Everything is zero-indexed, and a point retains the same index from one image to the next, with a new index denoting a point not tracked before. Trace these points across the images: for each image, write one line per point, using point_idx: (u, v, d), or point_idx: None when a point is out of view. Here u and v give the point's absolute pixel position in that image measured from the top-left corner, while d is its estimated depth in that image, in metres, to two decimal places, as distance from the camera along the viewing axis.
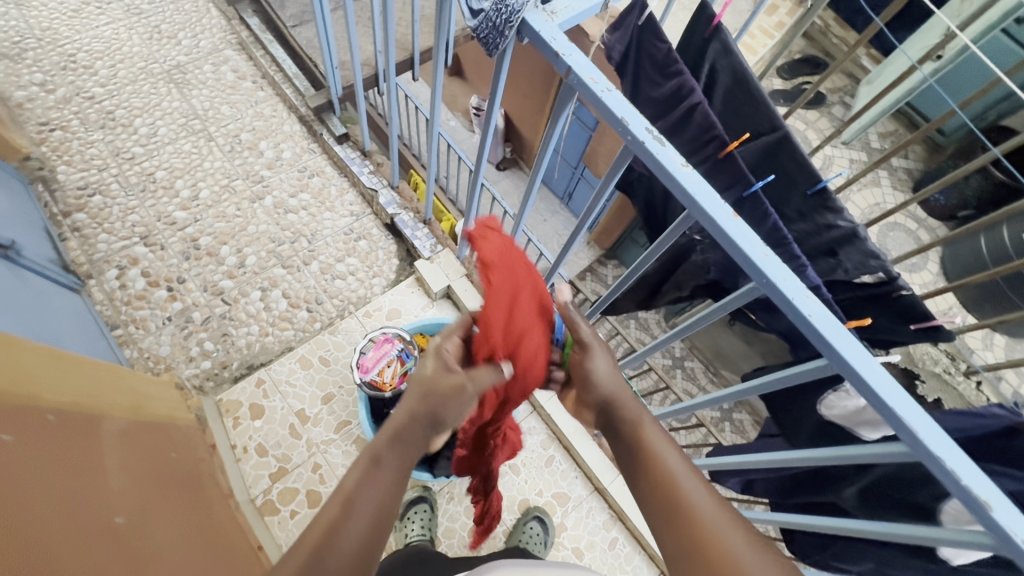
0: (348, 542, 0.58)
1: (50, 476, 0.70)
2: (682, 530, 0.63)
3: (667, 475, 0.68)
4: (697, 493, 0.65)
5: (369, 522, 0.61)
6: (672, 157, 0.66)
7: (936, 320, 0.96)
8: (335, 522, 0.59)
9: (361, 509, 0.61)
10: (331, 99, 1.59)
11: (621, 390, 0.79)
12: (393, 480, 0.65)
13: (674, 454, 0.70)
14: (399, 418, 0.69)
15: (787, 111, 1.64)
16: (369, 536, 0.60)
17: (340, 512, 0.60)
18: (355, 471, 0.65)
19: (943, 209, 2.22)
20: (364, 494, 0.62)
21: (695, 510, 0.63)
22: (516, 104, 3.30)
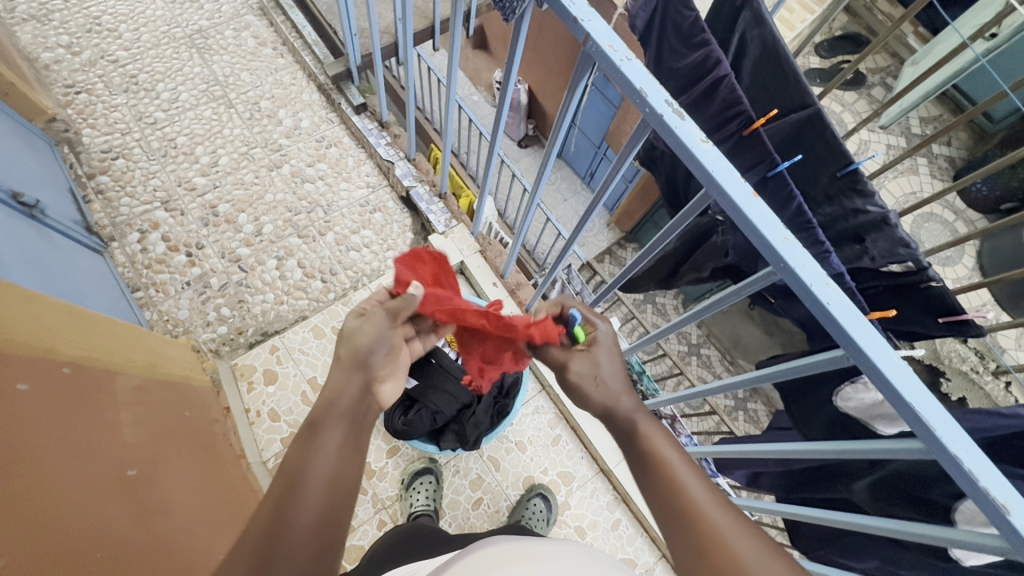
0: (297, 514, 0.55)
1: (65, 427, 0.73)
2: (690, 537, 0.59)
3: (671, 480, 0.63)
4: (700, 495, 0.61)
5: (320, 494, 0.57)
6: (691, 131, 0.62)
7: (967, 315, 0.90)
8: (280, 501, 0.56)
9: (310, 479, 0.57)
10: (350, 67, 1.56)
11: (623, 391, 0.72)
12: (341, 447, 0.61)
13: (677, 454, 0.66)
14: (335, 381, 0.65)
15: (822, 91, 1.55)
16: (322, 503, 0.57)
17: (286, 487, 0.57)
18: (295, 442, 0.61)
19: (985, 200, 2.11)
20: (309, 467, 0.58)
21: (700, 513, 0.60)
22: (540, 79, 3.23)
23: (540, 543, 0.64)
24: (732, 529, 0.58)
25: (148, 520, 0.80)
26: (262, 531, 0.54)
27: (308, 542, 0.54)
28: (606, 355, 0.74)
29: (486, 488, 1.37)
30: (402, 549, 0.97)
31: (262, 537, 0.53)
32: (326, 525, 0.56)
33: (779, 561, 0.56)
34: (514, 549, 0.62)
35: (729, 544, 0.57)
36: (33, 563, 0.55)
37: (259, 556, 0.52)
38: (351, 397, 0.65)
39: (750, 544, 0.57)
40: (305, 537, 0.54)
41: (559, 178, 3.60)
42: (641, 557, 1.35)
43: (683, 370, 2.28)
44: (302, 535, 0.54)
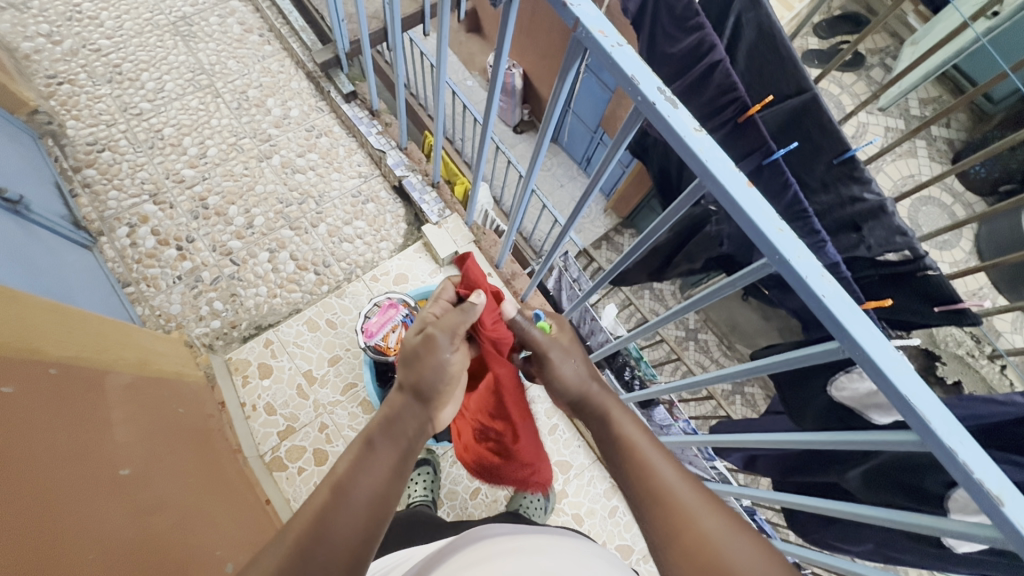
0: (338, 525, 0.54)
1: (54, 428, 0.72)
2: (660, 517, 0.59)
3: (638, 461, 0.64)
4: (668, 476, 0.62)
5: (363, 509, 0.57)
6: (685, 120, 0.61)
7: (963, 303, 0.90)
8: (325, 507, 0.55)
9: (353, 492, 0.57)
10: (338, 54, 1.52)
11: (596, 379, 0.73)
12: (388, 466, 0.61)
13: (643, 435, 0.66)
14: (393, 402, 0.66)
15: (820, 73, 1.51)
16: (364, 516, 0.56)
17: (330, 497, 0.56)
18: (349, 453, 0.61)
19: (984, 182, 2.10)
20: (356, 480, 0.58)
21: (669, 494, 0.60)
22: (535, 62, 3.17)
23: (529, 531, 0.66)
24: (699, 508, 0.58)
25: (142, 519, 0.80)
26: (298, 540, 0.53)
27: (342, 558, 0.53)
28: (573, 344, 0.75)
29: (484, 478, 1.38)
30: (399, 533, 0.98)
31: (301, 544, 0.53)
32: (362, 542, 0.55)
33: (744, 533, 0.57)
34: (504, 535, 0.65)
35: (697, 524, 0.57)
36: (21, 564, 0.54)
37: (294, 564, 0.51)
38: (413, 424, 0.65)
39: (716, 520, 0.57)
40: (343, 549, 0.54)
41: (555, 164, 3.56)
42: (639, 543, 1.36)
43: (681, 355, 2.28)
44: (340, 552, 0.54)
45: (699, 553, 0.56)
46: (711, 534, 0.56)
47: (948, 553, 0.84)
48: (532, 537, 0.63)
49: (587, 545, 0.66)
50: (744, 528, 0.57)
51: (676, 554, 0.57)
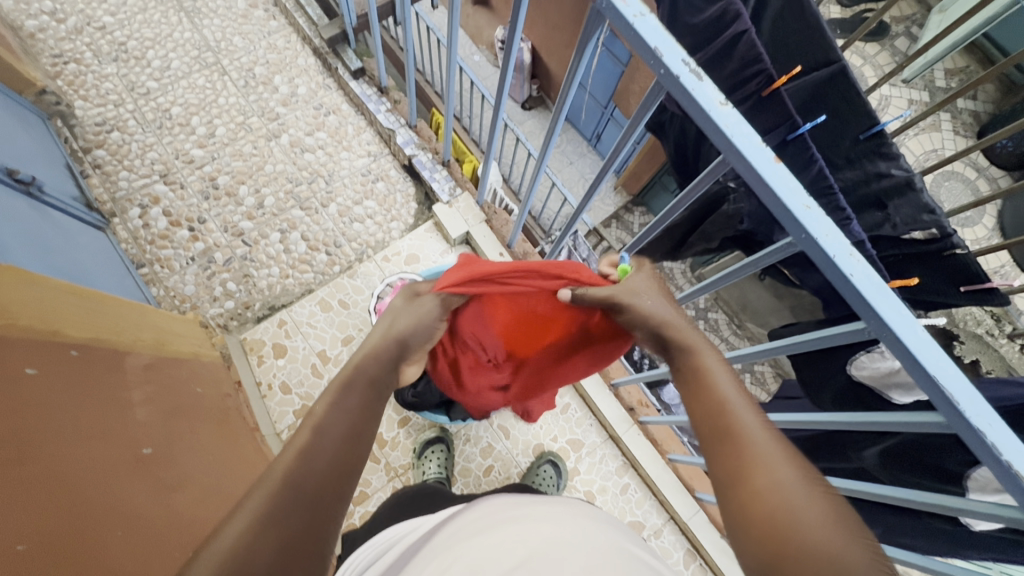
0: (316, 459, 0.53)
1: (78, 410, 0.73)
2: (727, 455, 0.56)
3: (719, 404, 0.60)
4: (746, 424, 0.58)
5: (339, 445, 0.55)
6: (710, 94, 0.58)
7: (991, 283, 0.87)
8: (306, 445, 0.53)
9: (331, 431, 0.56)
10: (345, 28, 1.48)
11: (683, 326, 0.72)
12: (362, 406, 0.62)
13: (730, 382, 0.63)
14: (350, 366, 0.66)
15: (842, 44, 1.42)
16: (335, 458, 0.54)
17: (311, 434, 0.55)
18: (325, 398, 0.60)
19: (1009, 156, 2.03)
20: (333, 416, 0.58)
21: (740, 439, 0.56)
22: (544, 36, 3.09)
23: (533, 498, 0.67)
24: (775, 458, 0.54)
25: (163, 495, 0.81)
26: (290, 472, 0.51)
27: (327, 489, 0.51)
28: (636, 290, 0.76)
29: (497, 456, 1.39)
30: (416, 501, 1.00)
31: (287, 479, 0.50)
32: (341, 474, 0.54)
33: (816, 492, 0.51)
34: (509, 502, 0.66)
35: (760, 475, 0.53)
36: (45, 549, 0.55)
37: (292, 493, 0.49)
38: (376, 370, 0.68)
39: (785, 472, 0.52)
40: (326, 478, 0.52)
41: (565, 141, 3.50)
42: (650, 520, 1.37)
43: None
44: (319, 481, 0.51)
45: (761, 500, 0.51)
46: (779, 482, 0.51)
47: (965, 533, 0.84)
48: (537, 503, 0.65)
49: (585, 507, 0.67)
50: (817, 484, 0.51)
51: (741, 499, 0.53)
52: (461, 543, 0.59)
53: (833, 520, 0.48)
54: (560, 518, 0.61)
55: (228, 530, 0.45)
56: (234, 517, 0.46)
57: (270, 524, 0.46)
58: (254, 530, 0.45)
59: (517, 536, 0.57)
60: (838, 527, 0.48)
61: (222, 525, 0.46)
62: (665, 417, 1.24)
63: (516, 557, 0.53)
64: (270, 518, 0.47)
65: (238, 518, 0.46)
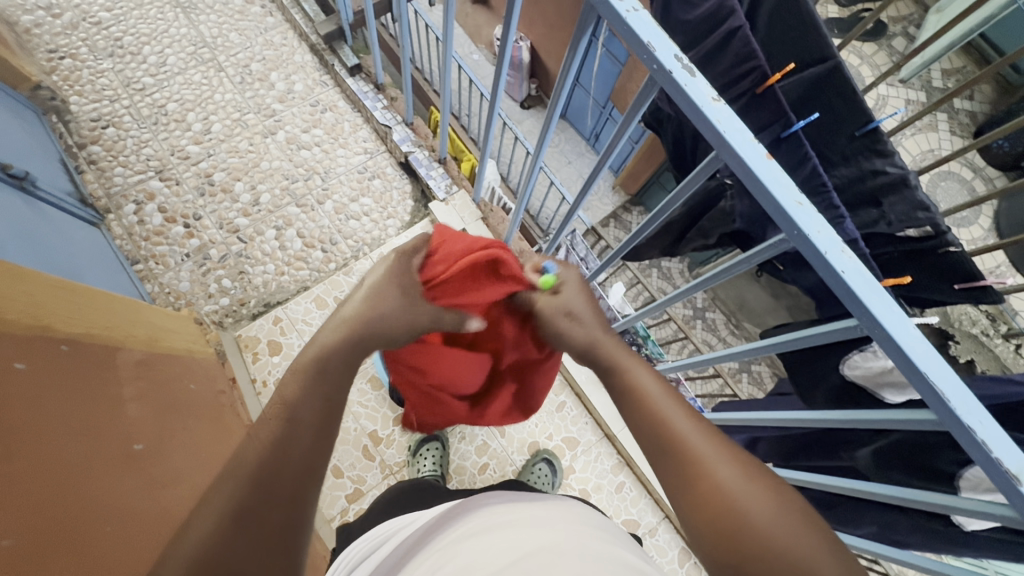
0: (280, 450, 0.54)
1: (68, 406, 0.73)
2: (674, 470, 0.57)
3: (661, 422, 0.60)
4: (685, 429, 0.58)
5: (307, 434, 0.56)
6: (703, 90, 0.58)
7: (986, 279, 0.88)
8: (275, 436, 0.55)
9: (301, 420, 0.57)
10: (341, 25, 1.48)
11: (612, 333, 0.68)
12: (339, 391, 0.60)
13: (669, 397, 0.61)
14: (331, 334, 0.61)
15: (840, 44, 1.42)
16: (295, 451, 0.55)
17: (279, 423, 0.56)
18: (294, 383, 0.59)
19: (1005, 156, 2.04)
20: (304, 401, 0.58)
21: (683, 446, 0.57)
22: (543, 35, 3.08)
23: (525, 500, 0.67)
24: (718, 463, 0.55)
25: (155, 491, 0.81)
26: (250, 467, 0.53)
27: (289, 484, 0.54)
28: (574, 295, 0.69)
29: (492, 453, 1.39)
30: (409, 496, 1.00)
31: (246, 483, 0.52)
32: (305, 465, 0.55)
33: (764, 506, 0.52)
34: (504, 503, 0.66)
35: (709, 476, 0.54)
36: (29, 547, 0.54)
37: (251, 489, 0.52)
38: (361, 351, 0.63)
39: (729, 470, 0.54)
40: (290, 468, 0.54)
41: (563, 140, 3.49)
42: (645, 518, 1.37)
43: (688, 334, 2.27)
44: (281, 475, 0.53)
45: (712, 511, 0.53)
46: (721, 499, 0.53)
47: (958, 532, 0.84)
48: (532, 506, 0.64)
49: (573, 508, 0.67)
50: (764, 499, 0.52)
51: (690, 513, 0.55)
52: (455, 543, 0.59)
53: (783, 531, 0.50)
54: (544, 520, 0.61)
55: (186, 535, 0.49)
56: (197, 513, 0.51)
57: (232, 525, 0.50)
58: (209, 528, 0.49)
59: (512, 538, 0.56)
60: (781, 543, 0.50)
61: (185, 522, 0.50)
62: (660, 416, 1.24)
63: (510, 557, 0.53)
64: (231, 515, 0.50)
65: (199, 522, 0.50)
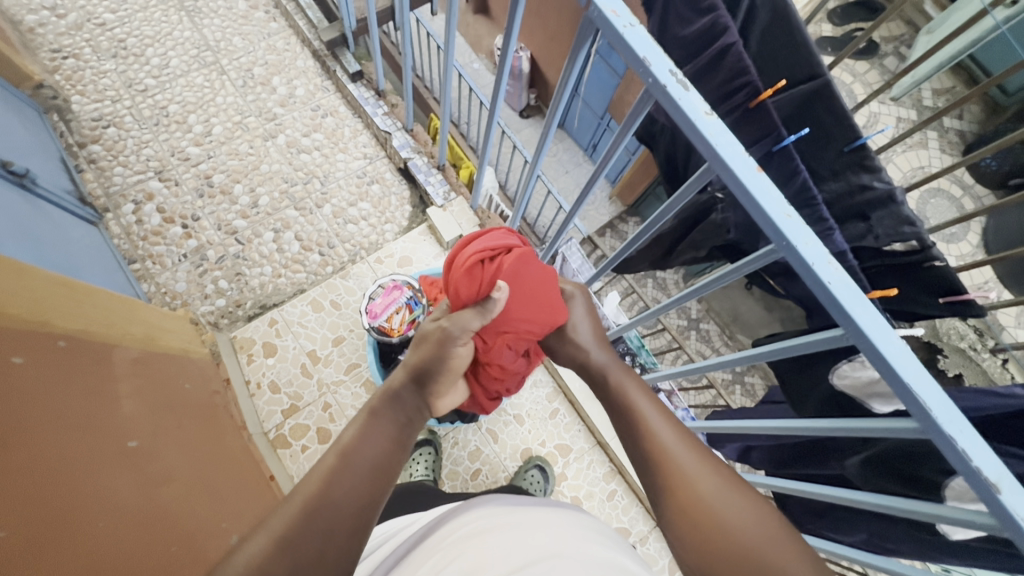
0: (339, 488, 0.54)
1: (62, 401, 0.73)
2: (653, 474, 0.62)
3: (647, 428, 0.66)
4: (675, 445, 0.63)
5: (366, 478, 0.57)
6: (695, 104, 0.60)
7: (969, 295, 0.90)
8: (333, 469, 0.56)
9: (361, 461, 0.58)
10: (345, 32, 1.50)
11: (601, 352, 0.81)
12: (391, 438, 0.62)
13: (654, 409, 0.68)
14: (376, 398, 0.66)
15: (832, 62, 1.42)
16: (364, 497, 0.55)
17: (337, 460, 0.57)
18: (356, 425, 0.62)
19: (993, 174, 2.08)
20: (363, 446, 0.59)
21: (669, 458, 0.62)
22: (543, 46, 3.12)
23: (525, 504, 0.68)
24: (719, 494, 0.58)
25: (148, 489, 0.81)
26: (308, 500, 0.52)
27: (346, 526, 0.53)
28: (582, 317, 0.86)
29: (484, 459, 1.39)
30: (408, 498, 1.00)
31: (302, 517, 0.51)
32: (363, 508, 0.55)
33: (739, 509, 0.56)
34: (508, 507, 0.67)
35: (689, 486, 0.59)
36: (23, 540, 0.54)
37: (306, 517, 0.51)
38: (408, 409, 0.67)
39: (732, 502, 0.57)
40: (346, 512, 0.53)
41: (561, 150, 3.53)
42: (636, 527, 1.38)
43: (681, 345, 2.28)
44: (343, 515, 0.53)
45: (688, 511, 0.57)
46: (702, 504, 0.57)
47: (944, 543, 0.85)
48: (534, 510, 0.65)
49: (579, 515, 0.67)
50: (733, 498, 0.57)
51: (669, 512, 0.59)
52: (458, 545, 0.59)
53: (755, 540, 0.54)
54: (557, 526, 0.62)
55: (242, 551, 0.48)
56: (255, 536, 0.49)
57: (291, 556, 0.49)
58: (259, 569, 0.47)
59: (516, 544, 0.57)
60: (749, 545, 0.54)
61: (234, 549, 0.48)
62: None
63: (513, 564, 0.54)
64: (289, 540, 0.49)
65: (255, 541, 0.49)
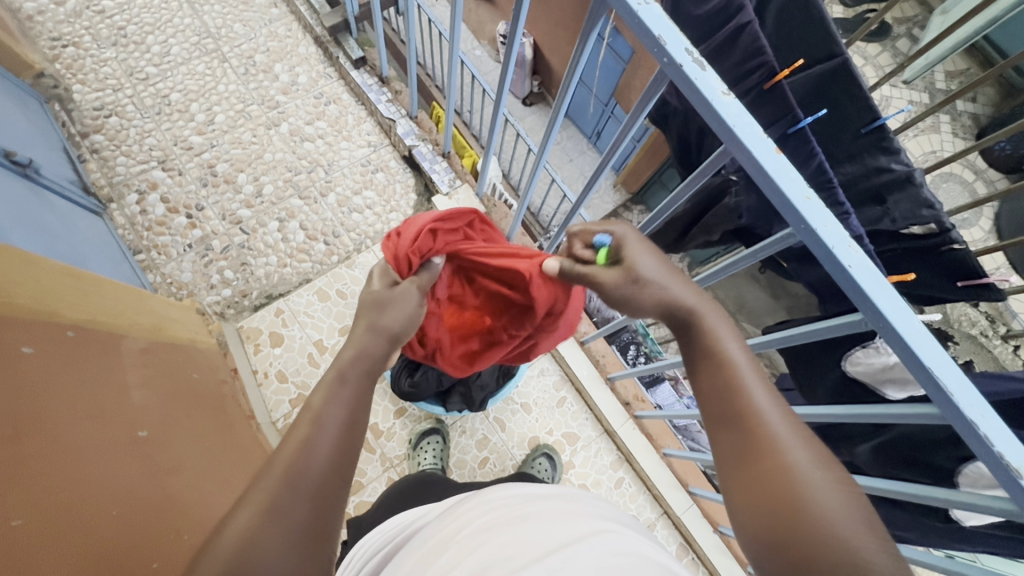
0: (314, 457, 0.53)
1: (74, 390, 0.73)
2: (741, 438, 0.56)
3: (732, 386, 0.59)
4: (767, 411, 0.56)
5: (337, 440, 0.56)
6: (713, 84, 0.58)
7: (987, 278, 0.87)
8: (307, 438, 0.55)
9: (329, 423, 0.57)
10: (347, 18, 1.48)
11: (687, 289, 0.67)
12: (355, 396, 0.62)
13: (747, 364, 0.61)
14: (339, 359, 0.66)
15: (844, 43, 1.38)
16: (337, 459, 0.55)
17: (310, 428, 0.56)
18: (321, 392, 0.61)
19: (1007, 158, 2.05)
20: (331, 409, 0.59)
21: (758, 422, 0.56)
22: (547, 31, 3.08)
23: (535, 493, 0.66)
24: (808, 465, 0.52)
25: (159, 478, 0.81)
26: (288, 466, 0.52)
27: (327, 487, 0.53)
28: (641, 253, 0.69)
29: (492, 447, 1.39)
30: (419, 489, 1.00)
31: (282, 483, 0.50)
32: (339, 467, 0.55)
33: (835, 478, 0.51)
34: (519, 495, 0.66)
35: (778, 455, 0.53)
36: (37, 529, 0.54)
37: (287, 482, 0.51)
38: (367, 360, 0.67)
39: (825, 478, 0.51)
40: (323, 477, 0.53)
41: (565, 137, 3.49)
42: (644, 514, 1.38)
43: None
44: (317, 479, 0.52)
45: (778, 483, 0.52)
46: (791, 475, 0.52)
47: (957, 528, 0.85)
48: (548, 499, 0.64)
49: (581, 499, 0.66)
50: (831, 470, 0.52)
51: (752, 480, 0.54)
52: (473, 536, 0.58)
53: (846, 514, 0.48)
54: (566, 513, 0.61)
55: (234, 522, 0.47)
56: (240, 510, 0.48)
57: (271, 522, 0.48)
58: (248, 536, 0.46)
59: (531, 535, 0.56)
60: (854, 520, 0.48)
61: (224, 523, 0.47)
62: (661, 411, 1.25)
63: (531, 555, 0.53)
64: (273, 506, 0.49)
65: (244, 513, 0.48)
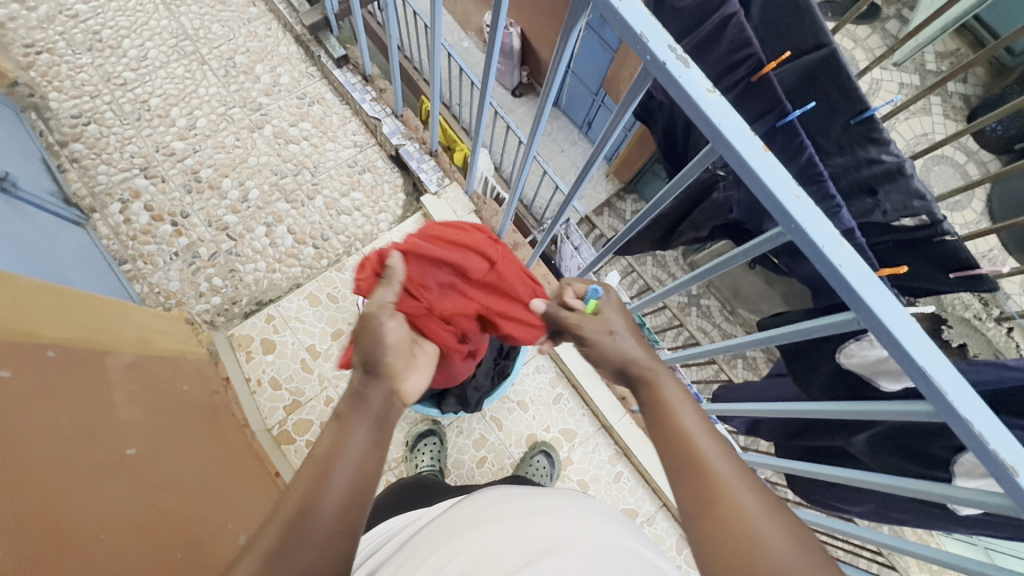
0: (325, 498, 0.52)
1: (56, 412, 0.72)
2: (694, 486, 0.56)
3: (680, 434, 0.60)
4: (716, 458, 0.57)
5: (350, 486, 0.54)
6: (697, 81, 0.57)
7: (980, 268, 0.88)
8: (314, 482, 0.53)
9: (338, 468, 0.55)
10: (327, 16, 1.45)
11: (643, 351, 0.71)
12: (375, 432, 0.60)
13: (693, 417, 0.62)
14: (344, 400, 0.62)
15: (833, 27, 1.35)
16: (347, 502, 0.54)
17: (314, 475, 0.54)
18: (329, 431, 0.59)
19: (998, 140, 2.04)
20: (345, 452, 0.56)
21: (709, 468, 0.56)
22: (533, 21, 3.04)
23: (533, 490, 0.66)
24: (758, 508, 0.52)
25: (151, 496, 0.81)
26: (291, 513, 0.51)
27: (336, 532, 0.52)
28: (611, 313, 0.75)
29: (490, 447, 1.39)
30: (414, 492, 1.00)
31: (287, 530, 0.50)
32: (353, 509, 0.54)
33: (784, 519, 0.52)
34: (510, 494, 0.65)
35: (730, 499, 0.53)
36: (26, 561, 0.53)
37: (287, 536, 0.49)
38: (379, 400, 0.63)
39: (774, 519, 0.51)
40: (332, 521, 0.52)
41: (556, 128, 3.46)
42: (643, 507, 1.39)
43: (682, 322, 2.22)
44: (327, 525, 0.51)
45: (733, 528, 0.51)
46: (745, 518, 0.51)
47: (951, 515, 0.85)
48: (543, 496, 0.64)
49: (582, 498, 0.65)
50: (781, 511, 0.52)
51: (705, 526, 0.53)
52: (460, 535, 0.58)
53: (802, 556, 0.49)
54: (559, 509, 0.61)
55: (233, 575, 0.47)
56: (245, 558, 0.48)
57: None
58: None
59: (517, 536, 0.56)
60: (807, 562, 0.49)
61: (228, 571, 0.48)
62: None
63: (518, 559, 0.53)
64: (274, 558, 0.48)
65: (246, 562, 0.48)
